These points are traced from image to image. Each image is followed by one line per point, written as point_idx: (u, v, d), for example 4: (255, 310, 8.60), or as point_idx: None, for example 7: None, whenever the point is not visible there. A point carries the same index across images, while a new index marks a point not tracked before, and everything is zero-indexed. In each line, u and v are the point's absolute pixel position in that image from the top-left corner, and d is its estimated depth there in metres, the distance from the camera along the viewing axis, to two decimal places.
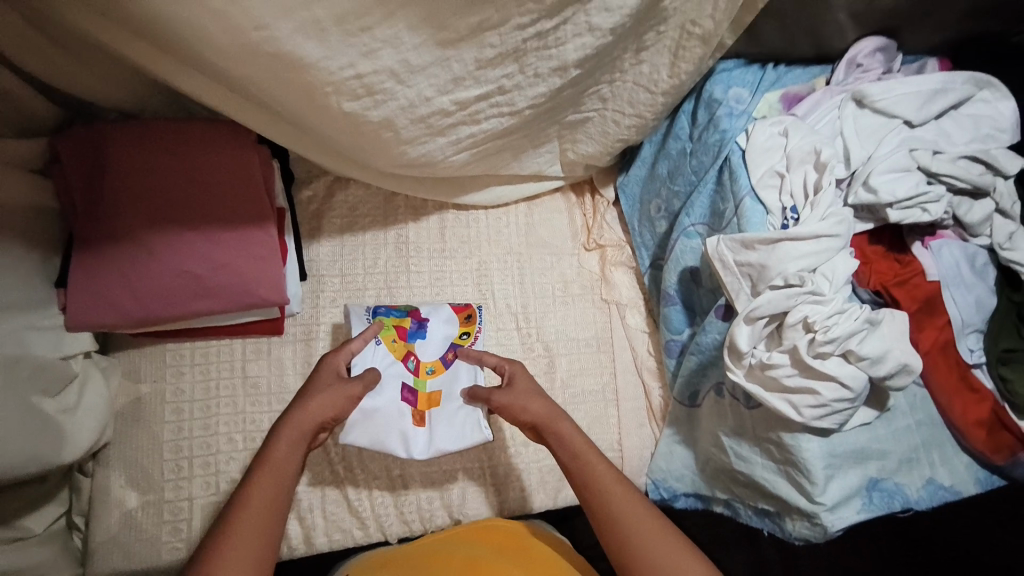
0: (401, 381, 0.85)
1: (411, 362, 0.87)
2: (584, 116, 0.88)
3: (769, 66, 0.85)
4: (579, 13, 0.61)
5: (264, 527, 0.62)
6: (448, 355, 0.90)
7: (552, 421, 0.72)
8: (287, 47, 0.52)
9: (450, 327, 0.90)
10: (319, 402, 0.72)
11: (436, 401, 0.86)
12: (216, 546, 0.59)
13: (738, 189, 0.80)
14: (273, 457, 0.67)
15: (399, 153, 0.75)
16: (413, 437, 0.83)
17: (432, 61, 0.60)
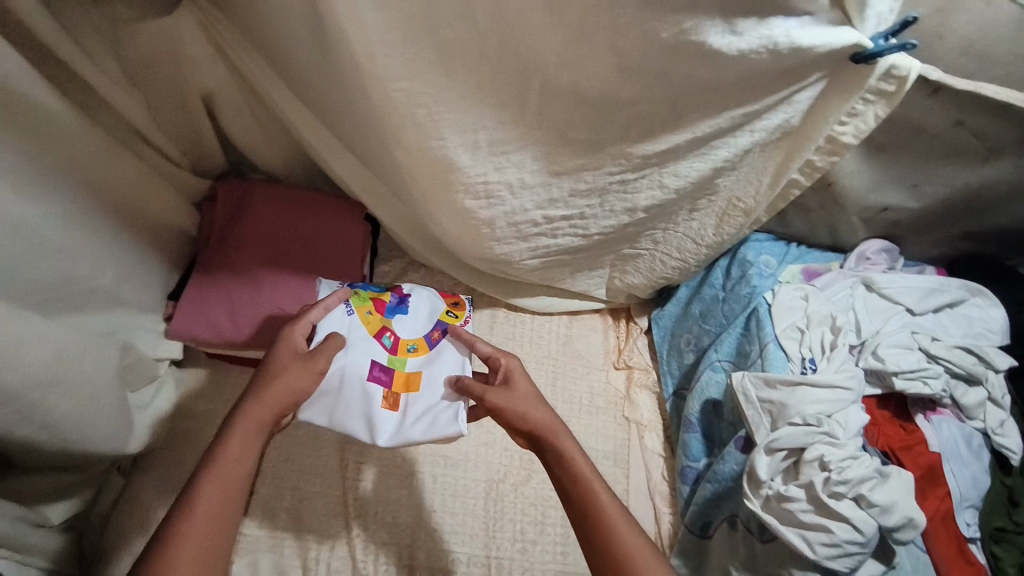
0: (369, 359, 0.82)
1: (387, 339, 0.86)
2: (637, 253, 1.04)
3: (793, 244, 1.02)
4: (655, 173, 0.79)
5: (213, 527, 0.63)
6: (432, 334, 0.88)
7: (554, 436, 0.76)
8: (449, 156, 0.67)
9: (436, 304, 0.90)
10: (275, 390, 0.72)
11: (413, 382, 0.83)
12: (168, 545, 0.61)
13: (763, 334, 0.93)
14: (227, 452, 0.67)
15: (488, 248, 0.91)
16: (381, 420, 0.80)
17: (539, 182, 0.77)
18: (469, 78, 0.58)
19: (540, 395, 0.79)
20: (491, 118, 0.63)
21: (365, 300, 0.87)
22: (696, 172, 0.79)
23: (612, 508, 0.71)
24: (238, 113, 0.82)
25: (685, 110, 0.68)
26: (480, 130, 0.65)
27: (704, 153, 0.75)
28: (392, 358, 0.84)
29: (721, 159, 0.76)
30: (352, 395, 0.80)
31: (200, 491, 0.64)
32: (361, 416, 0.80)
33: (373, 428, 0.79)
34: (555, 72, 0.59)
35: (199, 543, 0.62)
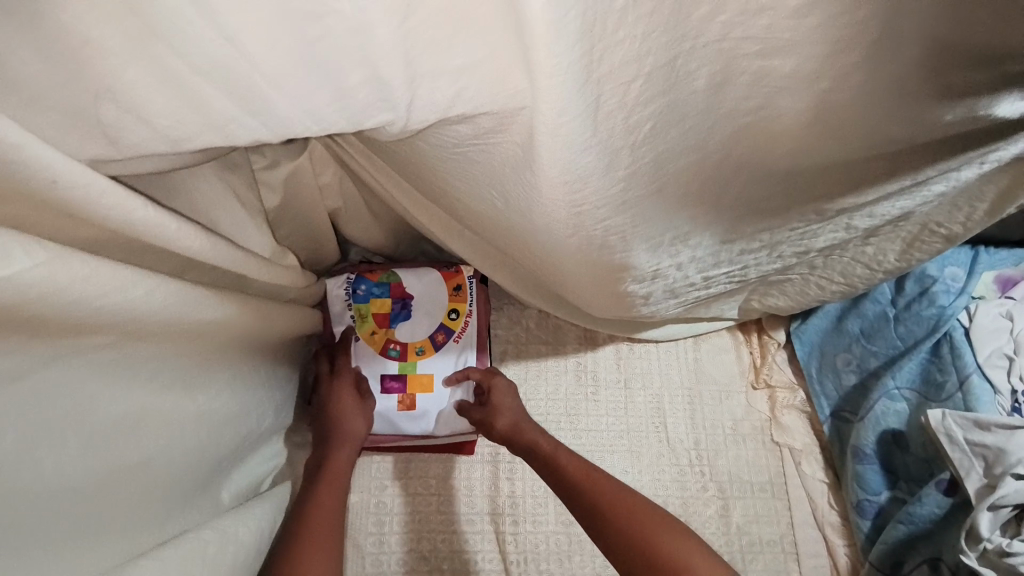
0: (380, 374, 0.89)
1: (394, 350, 0.90)
2: (785, 278, 0.91)
3: (981, 248, 0.91)
4: (843, 219, 0.68)
5: (333, 527, 0.70)
6: (436, 335, 0.92)
7: (519, 431, 0.85)
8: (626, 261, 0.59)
9: (438, 303, 0.93)
10: (356, 421, 0.84)
11: (425, 384, 0.90)
12: (297, 547, 0.67)
13: (963, 365, 0.86)
14: (333, 470, 0.77)
15: (634, 312, 0.83)
16: (404, 422, 0.89)
17: (710, 254, 0.67)
18: (671, 196, 0.49)
19: (515, 401, 0.88)
20: (684, 219, 0.54)
21: (365, 318, 0.91)
22: (894, 210, 0.67)
23: (603, 478, 0.78)
24: (358, 212, 0.76)
25: (910, 163, 0.56)
26: (669, 232, 0.55)
27: (913, 192, 0.64)
28: (403, 365, 0.90)
29: (930, 195, 0.64)
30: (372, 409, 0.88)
31: (320, 497, 0.73)
32: (385, 418, 0.89)
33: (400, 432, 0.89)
34: (778, 164, 0.49)
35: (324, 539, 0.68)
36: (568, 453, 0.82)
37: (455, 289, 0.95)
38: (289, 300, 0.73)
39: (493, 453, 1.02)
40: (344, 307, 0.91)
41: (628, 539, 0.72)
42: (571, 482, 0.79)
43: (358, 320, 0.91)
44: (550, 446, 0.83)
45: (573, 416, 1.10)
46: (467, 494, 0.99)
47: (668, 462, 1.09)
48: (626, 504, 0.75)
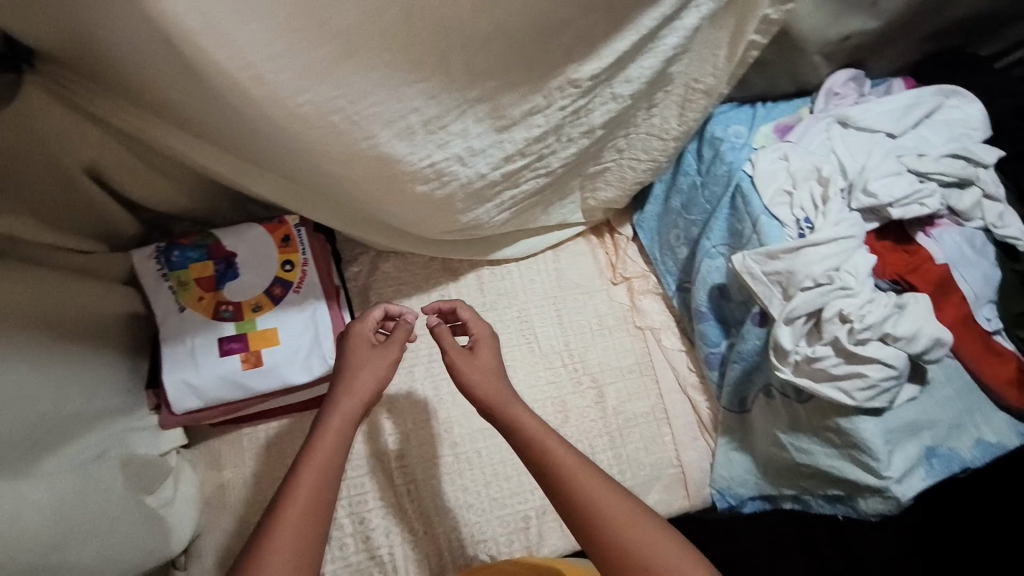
0: (217, 338, 0.88)
1: (227, 311, 0.90)
2: (602, 167, 0.99)
3: (758, 105, 0.97)
4: (605, 88, 0.72)
5: (317, 507, 0.65)
6: (272, 289, 0.92)
7: (504, 406, 0.75)
8: (386, 149, 0.61)
9: (268, 256, 0.93)
10: (361, 378, 0.76)
11: (268, 338, 0.90)
12: (273, 525, 0.64)
13: (752, 209, 0.90)
14: (326, 435, 0.70)
15: (455, 222, 0.85)
16: (255, 379, 0.88)
17: (490, 143, 0.68)
18: (380, 63, 0.52)
19: (499, 370, 0.79)
20: (416, 94, 0.57)
21: (188, 285, 0.89)
22: (647, 70, 0.72)
23: (591, 475, 0.69)
24: (137, 168, 0.77)
25: (620, 11, 0.59)
26: (408, 114, 0.58)
27: (651, 47, 0.69)
28: (240, 324, 0.90)
29: (673, 48, 0.70)
30: (215, 374, 0.87)
31: (303, 475, 0.67)
32: (233, 381, 0.88)
33: (252, 391, 0.88)
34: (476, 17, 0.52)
35: (303, 520, 0.64)
36: (553, 437, 0.72)
37: (285, 241, 0.95)
38: (55, 274, 0.72)
39: None
40: (159, 279, 0.88)
41: (605, 539, 0.66)
42: (548, 467, 0.70)
43: (177, 288, 0.88)
44: (538, 430, 0.73)
45: None
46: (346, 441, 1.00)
47: (542, 367, 1.14)
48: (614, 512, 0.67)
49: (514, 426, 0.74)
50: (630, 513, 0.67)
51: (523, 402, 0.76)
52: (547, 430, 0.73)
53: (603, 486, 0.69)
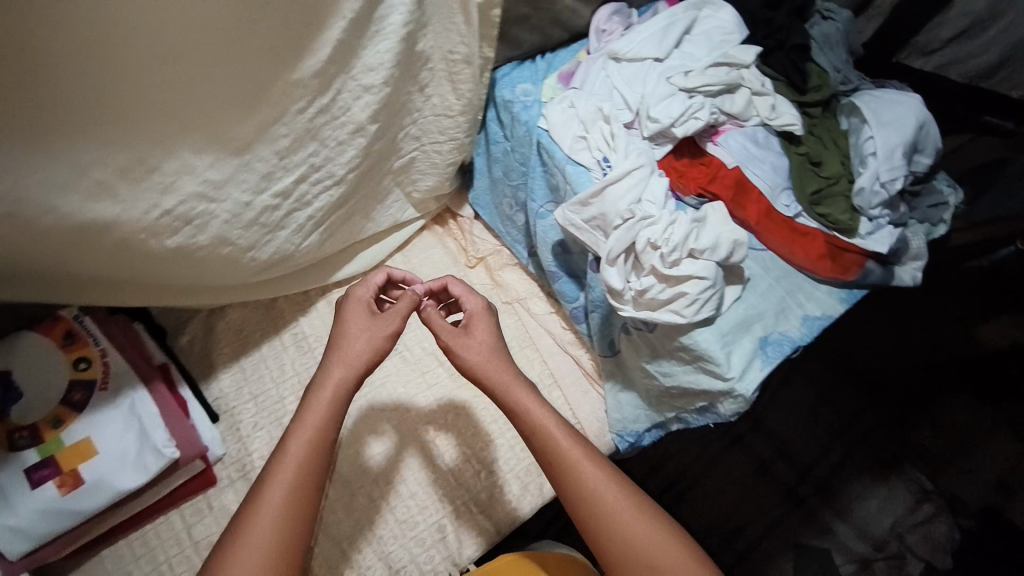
0: (21, 471, 0.78)
1: (24, 437, 0.80)
2: (407, 159, 0.94)
3: (538, 58, 0.96)
4: (348, 81, 0.68)
5: (306, 481, 0.64)
6: (76, 395, 0.83)
7: (507, 387, 0.74)
8: (84, 215, 0.55)
9: (57, 362, 0.83)
10: (354, 347, 0.74)
11: (84, 450, 0.81)
12: (259, 499, 0.62)
13: (557, 161, 0.90)
14: (317, 407, 0.68)
15: (250, 261, 0.78)
16: (81, 499, 0.79)
17: (233, 170, 0.64)
18: (7, 121, 0.46)
19: (500, 348, 0.78)
20: (89, 148, 0.52)
21: None
22: (387, 54, 0.68)
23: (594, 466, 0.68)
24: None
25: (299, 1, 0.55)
26: (88, 169, 0.53)
27: (377, 29, 0.65)
28: (46, 447, 0.80)
29: (403, 26, 0.66)
30: (29, 511, 0.76)
31: (291, 448, 0.65)
32: (55, 511, 0.77)
33: (84, 513, 0.79)
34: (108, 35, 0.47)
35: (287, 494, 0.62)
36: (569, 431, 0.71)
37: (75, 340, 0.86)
38: None
39: (240, 467, 0.96)
40: None
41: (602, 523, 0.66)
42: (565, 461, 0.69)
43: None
44: (540, 415, 0.72)
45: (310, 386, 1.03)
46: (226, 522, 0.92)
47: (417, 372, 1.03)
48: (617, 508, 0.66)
49: (527, 404, 0.73)
50: (630, 504, 0.66)
51: (523, 379, 0.75)
52: (552, 417, 0.71)
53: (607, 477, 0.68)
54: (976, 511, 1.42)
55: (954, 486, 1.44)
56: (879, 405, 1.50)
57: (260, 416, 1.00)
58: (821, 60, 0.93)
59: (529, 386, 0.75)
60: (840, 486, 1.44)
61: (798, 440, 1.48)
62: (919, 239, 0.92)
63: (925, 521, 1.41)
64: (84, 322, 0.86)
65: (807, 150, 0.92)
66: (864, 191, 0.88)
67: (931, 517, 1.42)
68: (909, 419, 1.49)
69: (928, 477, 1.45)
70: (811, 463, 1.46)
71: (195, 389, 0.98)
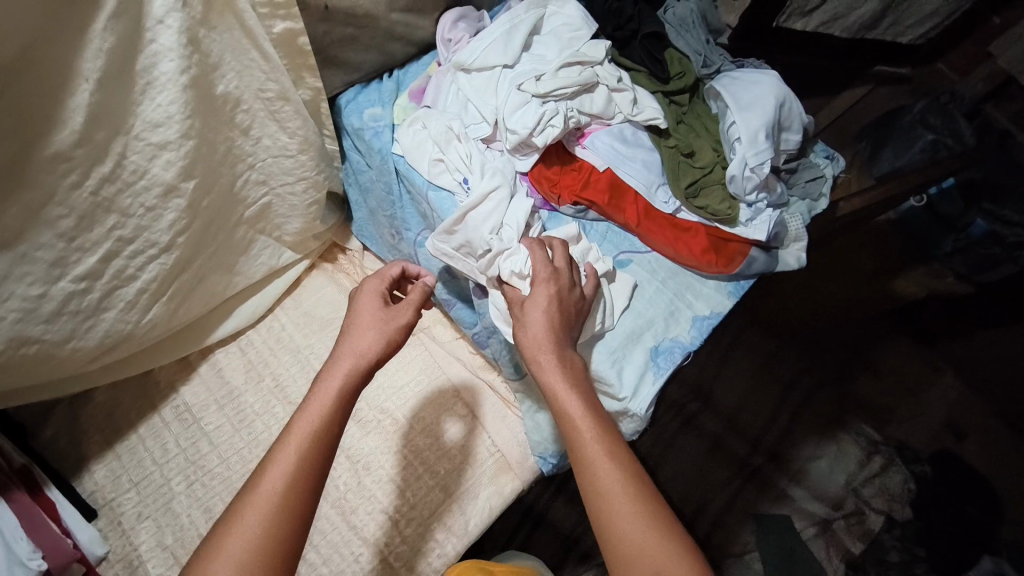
0: None
1: None
2: (260, 206, 0.86)
3: (385, 78, 0.90)
4: (130, 142, 0.60)
5: (297, 485, 0.52)
6: None
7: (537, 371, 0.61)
8: None
9: None
10: (366, 336, 0.64)
11: None
12: (240, 501, 0.52)
13: (420, 188, 0.85)
14: (319, 395, 0.58)
15: (74, 350, 0.69)
16: None
17: (4, 266, 0.56)
18: None
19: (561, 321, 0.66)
20: None
21: None
22: (173, 106, 0.60)
23: (621, 470, 0.53)
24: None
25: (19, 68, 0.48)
26: None
27: (146, 82, 0.58)
28: None
29: (179, 74, 0.59)
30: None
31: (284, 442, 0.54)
32: None
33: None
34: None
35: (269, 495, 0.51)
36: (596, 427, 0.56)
37: None
38: None
39: (127, 565, 0.88)
40: None
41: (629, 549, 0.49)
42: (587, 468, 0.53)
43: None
44: (569, 403, 0.58)
45: (199, 461, 0.95)
46: None
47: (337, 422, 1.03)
48: (636, 531, 0.49)
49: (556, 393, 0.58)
50: (654, 524, 0.50)
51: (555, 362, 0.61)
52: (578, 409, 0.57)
53: (631, 483, 0.52)
54: (930, 457, 1.35)
55: (902, 434, 1.37)
56: (820, 365, 1.42)
57: (145, 504, 0.91)
58: (679, 43, 0.92)
59: (567, 372, 0.61)
60: (793, 450, 1.33)
61: (744, 411, 1.36)
62: (795, 222, 0.91)
63: (879, 474, 1.31)
64: None
65: (676, 142, 0.89)
66: (736, 179, 0.84)
67: (884, 469, 1.32)
68: (847, 370, 1.42)
69: (875, 428, 1.37)
70: (757, 433, 1.34)
71: (64, 489, 0.89)
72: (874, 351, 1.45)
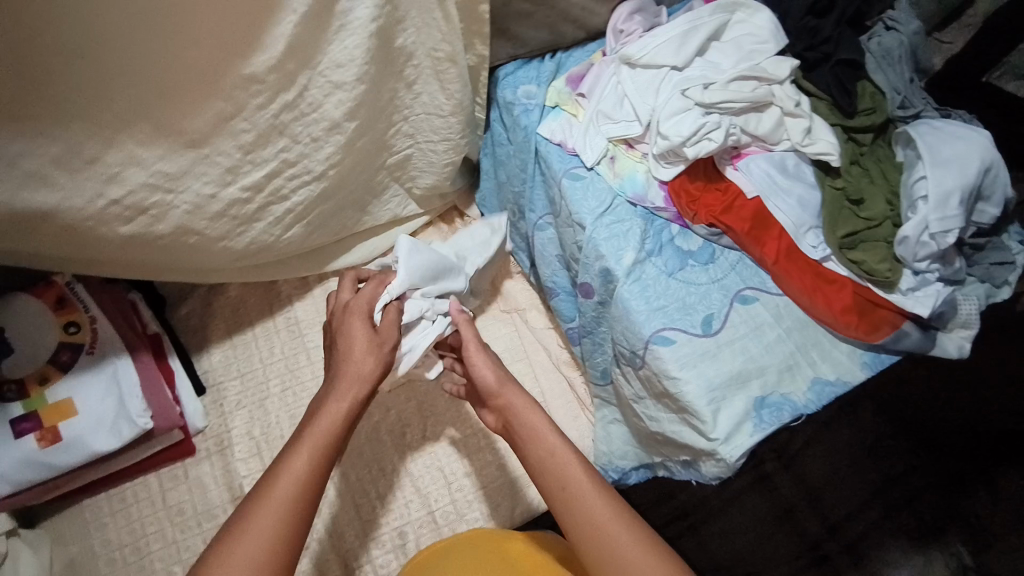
0: (7, 421, 0.83)
1: (10, 391, 0.84)
2: (402, 156, 0.90)
3: (547, 57, 0.88)
4: (314, 76, 0.65)
5: (310, 493, 0.58)
6: (63, 356, 0.86)
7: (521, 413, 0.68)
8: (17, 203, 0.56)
9: (48, 321, 0.86)
10: (365, 358, 0.67)
11: (62, 411, 0.84)
12: (253, 505, 0.56)
13: (555, 173, 0.85)
14: (325, 413, 0.63)
15: (224, 249, 0.78)
16: (57, 456, 0.83)
17: (190, 163, 0.64)
18: None
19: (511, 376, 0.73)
20: (6, 138, 0.51)
21: None
22: (357, 51, 0.65)
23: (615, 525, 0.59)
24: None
25: None
26: (15, 159, 0.53)
27: (341, 24, 0.62)
28: (31, 403, 0.84)
29: (370, 22, 0.63)
30: (8, 458, 0.81)
31: (296, 457, 0.59)
32: (36, 462, 0.82)
33: (55, 468, 0.83)
34: (18, 26, 0.46)
35: (285, 505, 0.56)
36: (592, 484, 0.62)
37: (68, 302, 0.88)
38: None
39: (218, 442, 1.00)
40: None
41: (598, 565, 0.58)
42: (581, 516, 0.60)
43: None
44: (553, 456, 0.64)
45: (296, 372, 1.05)
46: (199, 493, 0.96)
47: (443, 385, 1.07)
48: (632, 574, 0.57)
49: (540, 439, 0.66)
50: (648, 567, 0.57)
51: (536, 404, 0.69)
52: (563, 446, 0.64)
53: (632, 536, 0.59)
54: None
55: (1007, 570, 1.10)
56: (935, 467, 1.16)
57: (245, 395, 1.03)
58: (877, 78, 0.81)
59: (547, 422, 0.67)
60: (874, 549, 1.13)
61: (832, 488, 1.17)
62: (969, 305, 0.79)
63: None
64: (74, 286, 0.88)
65: (845, 184, 0.80)
66: (909, 241, 0.75)
67: None
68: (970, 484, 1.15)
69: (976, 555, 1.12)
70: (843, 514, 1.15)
71: (186, 361, 1.02)
72: (1000, 470, 1.15)
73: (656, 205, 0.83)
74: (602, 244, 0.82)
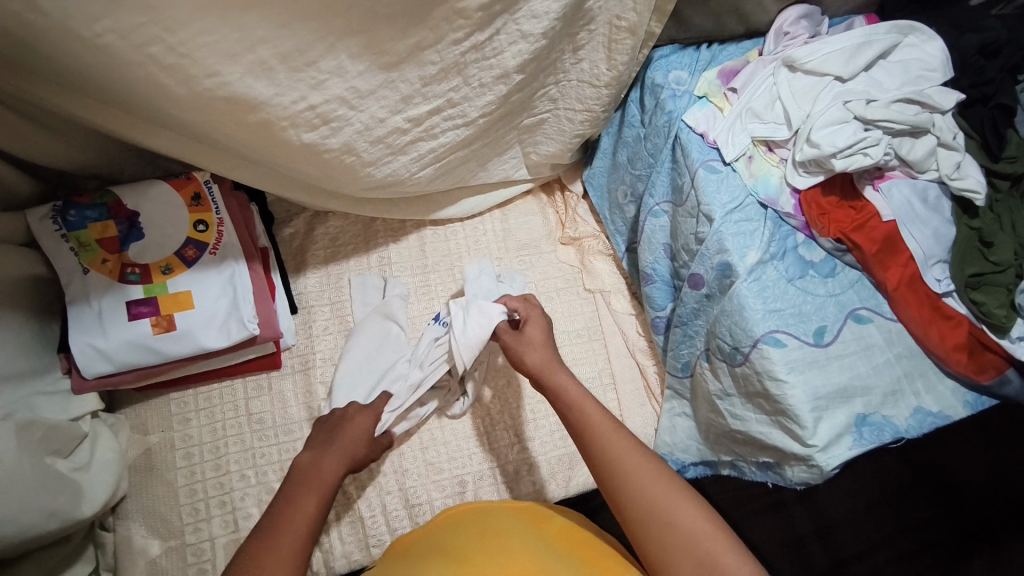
0: (124, 302, 0.83)
1: (131, 273, 0.85)
2: (538, 119, 0.91)
3: (703, 47, 0.89)
4: (509, 22, 0.67)
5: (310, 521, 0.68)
6: (185, 251, 0.87)
7: (549, 371, 0.78)
8: (239, 89, 0.59)
9: (178, 214, 0.87)
10: (357, 441, 0.83)
11: (178, 302, 0.85)
12: (269, 530, 0.65)
13: (690, 162, 0.85)
14: (321, 467, 0.76)
15: (366, 176, 0.79)
16: (166, 344, 0.84)
17: (379, 84, 0.66)
18: None
19: (547, 341, 0.83)
20: (257, 25, 0.54)
21: (88, 246, 0.83)
22: (554, 3, 0.67)
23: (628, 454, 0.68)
24: (24, 130, 0.71)
25: None
26: (255, 45, 0.55)
27: None
28: (149, 289, 0.85)
29: None
30: (121, 339, 0.82)
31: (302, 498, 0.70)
32: (144, 348, 0.83)
33: (164, 356, 0.84)
34: None
35: (299, 531, 0.66)
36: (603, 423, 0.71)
37: (198, 200, 0.90)
38: None
39: (303, 362, 1.02)
40: (58, 239, 0.82)
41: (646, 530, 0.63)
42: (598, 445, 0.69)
43: (79, 250, 0.83)
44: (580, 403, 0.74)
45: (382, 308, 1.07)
46: (280, 407, 0.98)
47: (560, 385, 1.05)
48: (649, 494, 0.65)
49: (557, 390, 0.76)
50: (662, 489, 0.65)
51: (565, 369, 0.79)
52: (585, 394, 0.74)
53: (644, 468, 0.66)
54: None
55: None
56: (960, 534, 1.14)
57: (333, 322, 1.05)
58: (1022, 130, 0.83)
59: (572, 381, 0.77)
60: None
61: (849, 525, 1.01)
62: None
63: None
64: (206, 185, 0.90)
65: (980, 225, 0.81)
66: None
67: None
68: None
69: None
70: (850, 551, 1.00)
71: (285, 278, 1.05)
72: None
73: (786, 211, 0.83)
74: (728, 238, 0.82)
